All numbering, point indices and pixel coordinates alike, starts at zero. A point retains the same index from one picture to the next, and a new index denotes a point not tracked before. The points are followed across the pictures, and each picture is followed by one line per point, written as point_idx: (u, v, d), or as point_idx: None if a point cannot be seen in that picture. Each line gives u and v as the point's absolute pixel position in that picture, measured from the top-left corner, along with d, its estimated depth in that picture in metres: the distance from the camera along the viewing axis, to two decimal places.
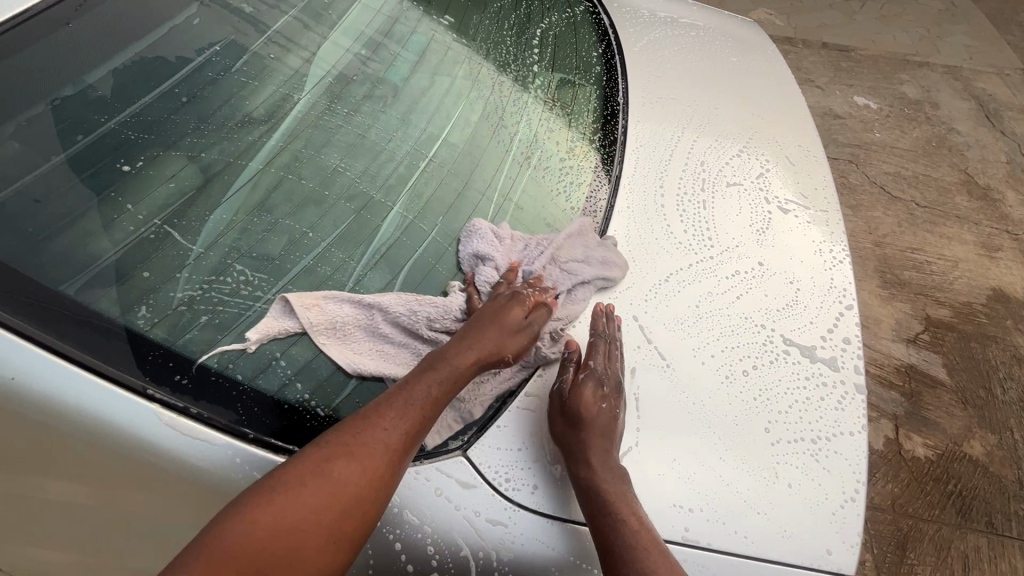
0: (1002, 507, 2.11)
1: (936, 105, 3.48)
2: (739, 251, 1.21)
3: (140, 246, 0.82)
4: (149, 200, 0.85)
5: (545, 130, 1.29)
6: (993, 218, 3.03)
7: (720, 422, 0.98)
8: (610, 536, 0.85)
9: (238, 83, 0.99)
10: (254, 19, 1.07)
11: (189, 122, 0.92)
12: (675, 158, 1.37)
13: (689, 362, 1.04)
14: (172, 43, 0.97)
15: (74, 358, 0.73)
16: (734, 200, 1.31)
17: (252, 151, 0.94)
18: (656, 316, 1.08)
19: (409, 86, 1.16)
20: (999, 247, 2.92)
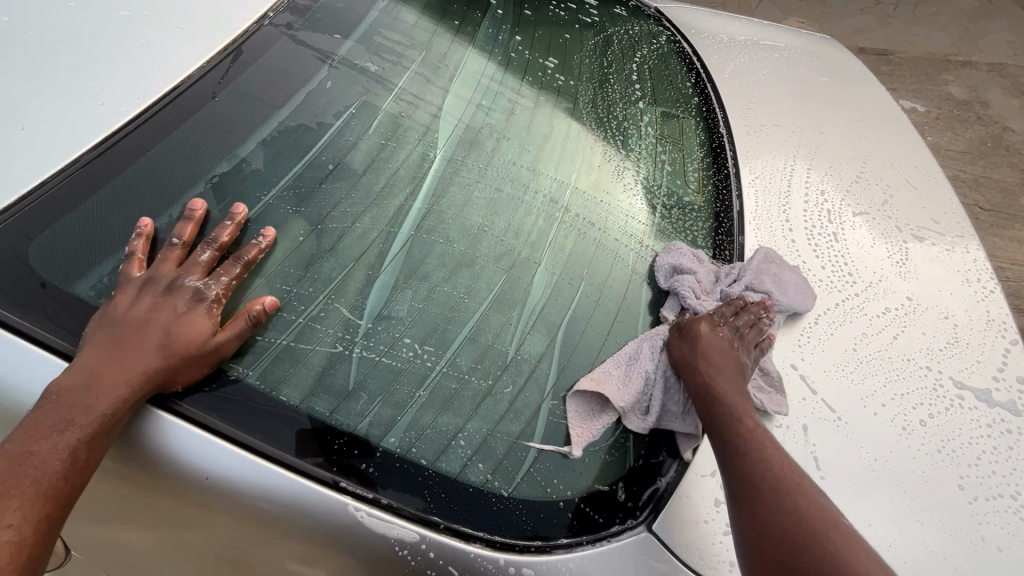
0: None
1: (988, 104, 3.35)
2: (884, 286, 1.15)
3: (312, 324, 0.79)
4: (313, 276, 0.82)
5: (662, 168, 1.25)
6: None
7: (908, 480, 0.91)
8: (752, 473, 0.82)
9: (377, 145, 0.97)
10: (380, 78, 1.06)
11: (337, 189, 0.90)
12: (795, 189, 1.31)
13: (861, 414, 0.97)
14: (311, 109, 0.96)
15: (258, 449, 0.72)
16: (865, 231, 1.25)
17: (401, 215, 0.91)
18: (814, 364, 1.02)
19: (532, 135, 1.13)
20: None
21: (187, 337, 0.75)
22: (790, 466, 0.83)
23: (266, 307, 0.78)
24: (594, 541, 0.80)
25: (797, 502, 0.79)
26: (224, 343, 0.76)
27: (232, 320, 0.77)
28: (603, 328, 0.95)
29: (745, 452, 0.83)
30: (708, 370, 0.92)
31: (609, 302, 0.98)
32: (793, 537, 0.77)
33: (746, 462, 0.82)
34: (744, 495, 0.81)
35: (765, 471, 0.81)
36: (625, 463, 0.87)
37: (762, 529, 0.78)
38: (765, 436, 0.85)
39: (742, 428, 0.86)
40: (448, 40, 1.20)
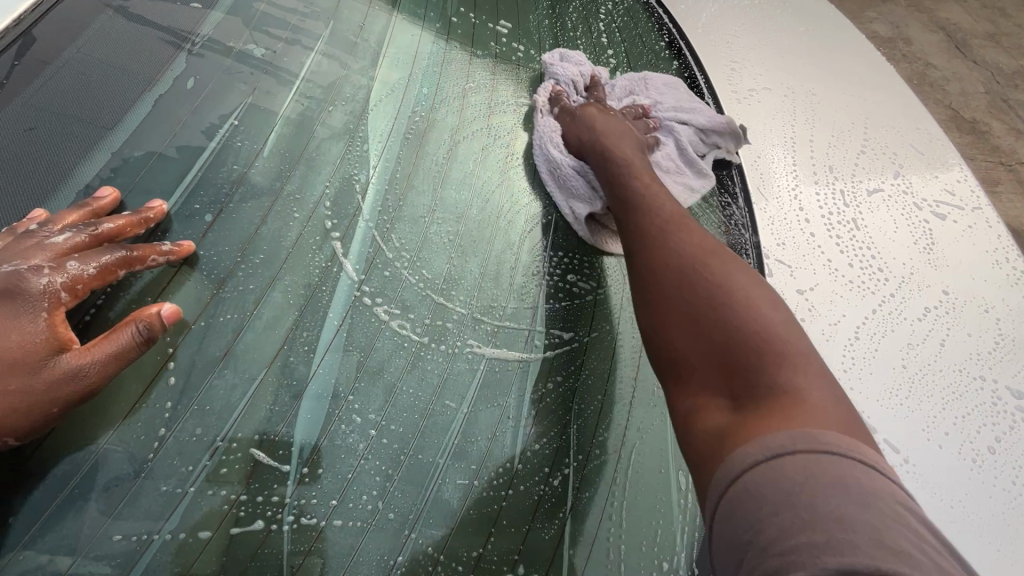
0: None
1: (909, 41, 3.26)
2: (917, 281, 0.99)
3: (212, 487, 0.52)
4: (201, 405, 0.54)
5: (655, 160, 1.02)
6: (987, 150, 2.96)
7: (987, 526, 0.78)
8: (742, 370, 0.62)
9: (279, 172, 0.66)
10: (273, 67, 0.73)
11: (226, 257, 0.61)
12: (801, 169, 1.11)
13: (925, 450, 0.82)
14: (169, 133, 0.64)
15: None
16: (884, 212, 1.08)
17: (331, 280, 0.63)
18: (865, 392, 0.85)
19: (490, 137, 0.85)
20: (998, 181, 2.88)
21: (31, 357, 0.52)
22: (768, 304, 0.66)
23: (162, 315, 0.56)
24: None
25: (772, 319, 0.64)
26: (92, 369, 0.52)
27: (106, 335, 0.54)
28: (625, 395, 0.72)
29: (685, 275, 0.72)
30: (725, 309, 0.66)
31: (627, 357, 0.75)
32: (760, 342, 0.62)
33: (671, 286, 0.72)
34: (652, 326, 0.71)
35: (785, 330, 0.64)
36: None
37: (680, 319, 0.69)
38: (741, 283, 0.70)
39: (653, 210, 0.83)
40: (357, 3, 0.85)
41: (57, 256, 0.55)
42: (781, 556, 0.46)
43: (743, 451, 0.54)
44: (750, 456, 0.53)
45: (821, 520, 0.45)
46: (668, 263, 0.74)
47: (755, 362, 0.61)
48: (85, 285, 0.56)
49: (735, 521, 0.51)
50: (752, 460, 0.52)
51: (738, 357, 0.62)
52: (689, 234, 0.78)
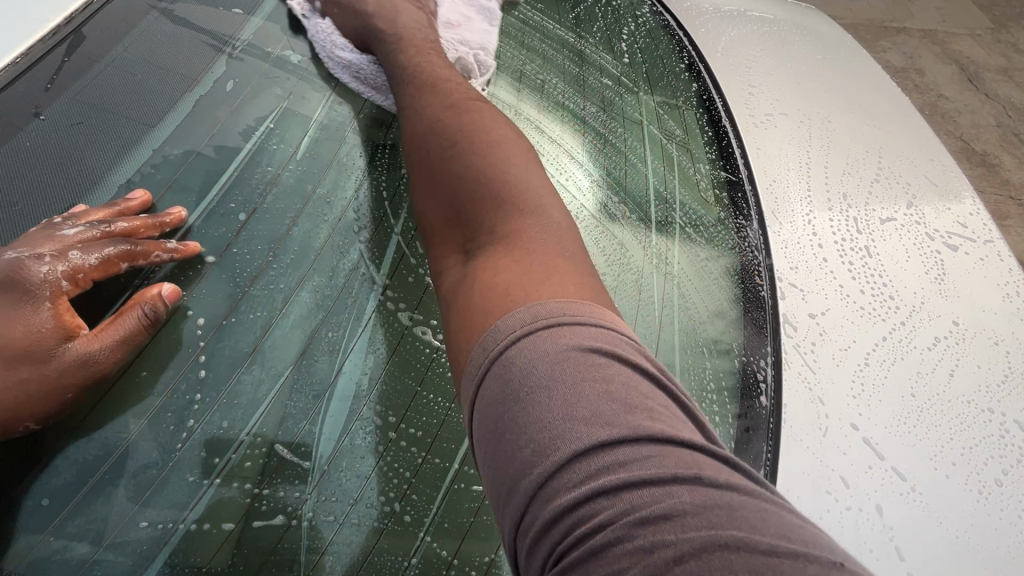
0: None
1: (921, 72, 3.29)
2: (928, 310, 1.00)
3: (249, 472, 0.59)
4: (239, 394, 0.62)
5: (674, 175, 1.02)
6: (996, 184, 2.97)
7: (993, 557, 0.79)
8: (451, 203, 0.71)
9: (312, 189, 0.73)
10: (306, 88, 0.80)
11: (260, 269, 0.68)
12: (815, 195, 1.13)
13: (932, 479, 0.82)
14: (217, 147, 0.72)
15: None
16: (896, 241, 1.09)
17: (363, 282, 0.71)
18: (873, 419, 0.86)
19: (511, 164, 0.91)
20: (1006, 214, 2.89)
21: (44, 346, 0.61)
22: (573, 240, 0.68)
23: (162, 297, 0.63)
24: None
25: (523, 190, 0.70)
26: (102, 354, 0.61)
27: (112, 321, 0.63)
28: None
29: (490, 153, 0.73)
30: (477, 190, 0.71)
31: None
32: (503, 200, 0.69)
33: (478, 184, 0.71)
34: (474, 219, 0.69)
35: (535, 185, 0.71)
36: None
37: (487, 205, 0.69)
38: (529, 163, 0.75)
39: (463, 133, 0.76)
40: None
41: (60, 255, 0.63)
42: (555, 489, 0.47)
43: (498, 335, 0.56)
44: (492, 346, 0.56)
45: (594, 424, 0.49)
46: (471, 134, 0.76)
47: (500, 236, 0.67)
48: (86, 276, 0.65)
49: (509, 466, 0.51)
50: (497, 351, 0.55)
51: (520, 206, 0.68)
52: (502, 127, 0.79)
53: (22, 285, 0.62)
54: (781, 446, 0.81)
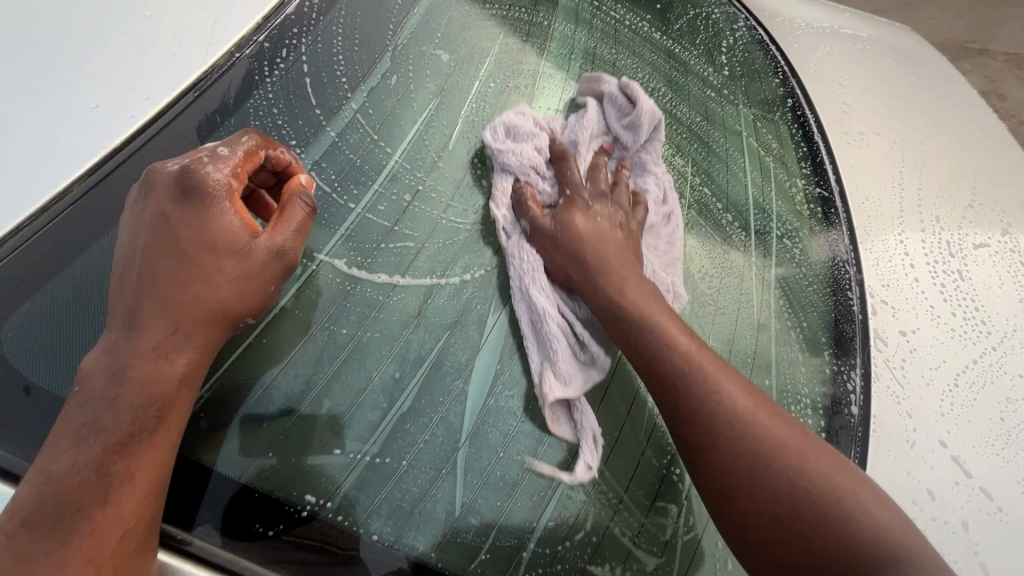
0: None
1: (1004, 97, 3.16)
2: (1020, 337, 1.01)
3: (404, 425, 0.65)
4: (394, 350, 0.68)
5: (769, 188, 1.05)
6: None
7: None
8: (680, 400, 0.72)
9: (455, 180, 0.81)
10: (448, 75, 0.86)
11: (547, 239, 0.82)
12: (908, 216, 1.14)
13: (1018, 500, 0.84)
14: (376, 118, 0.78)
15: None
16: (991, 267, 1.10)
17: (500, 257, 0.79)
18: (963, 438, 0.88)
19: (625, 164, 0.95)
20: None
21: (234, 242, 0.66)
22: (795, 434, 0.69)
23: (303, 184, 0.69)
24: None
25: (736, 406, 0.71)
26: (283, 240, 0.66)
27: (279, 213, 0.67)
28: None
29: (715, 420, 0.70)
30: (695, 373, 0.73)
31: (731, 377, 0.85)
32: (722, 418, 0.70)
33: (725, 469, 0.68)
34: (711, 476, 0.69)
35: (762, 415, 0.71)
36: None
37: (739, 490, 0.67)
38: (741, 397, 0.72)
39: (654, 330, 0.75)
40: (521, 27, 0.97)
41: (232, 167, 0.66)
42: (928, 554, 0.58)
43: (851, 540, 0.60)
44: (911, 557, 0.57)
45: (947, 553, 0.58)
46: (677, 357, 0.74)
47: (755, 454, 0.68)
48: (242, 172, 0.67)
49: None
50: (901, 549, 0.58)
51: (793, 492, 0.64)
52: (683, 346, 0.75)
53: (191, 193, 0.64)
54: (871, 453, 0.83)
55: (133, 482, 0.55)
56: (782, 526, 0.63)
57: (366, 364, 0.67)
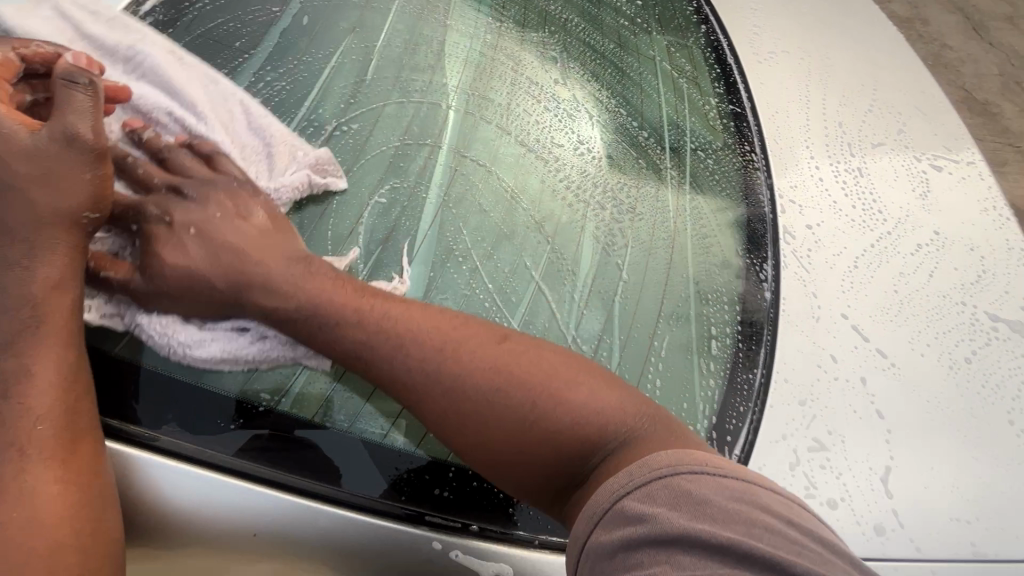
0: None
1: (926, 22, 3.26)
2: (912, 222, 1.12)
3: None
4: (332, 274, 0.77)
5: (682, 107, 1.13)
6: (996, 132, 2.94)
7: (961, 417, 0.91)
8: (481, 388, 0.70)
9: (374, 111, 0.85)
10: (360, 20, 0.91)
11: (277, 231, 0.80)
12: (813, 124, 1.23)
13: (908, 356, 0.96)
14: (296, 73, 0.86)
15: (304, 488, 0.68)
16: (888, 163, 1.21)
17: (425, 174, 0.82)
18: (860, 310, 0.99)
19: (539, 88, 0.96)
20: (1004, 162, 2.86)
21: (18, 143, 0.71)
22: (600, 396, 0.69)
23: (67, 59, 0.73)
24: None
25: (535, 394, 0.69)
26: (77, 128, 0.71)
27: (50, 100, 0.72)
28: (658, 290, 0.87)
29: (488, 409, 0.69)
30: (522, 361, 0.71)
31: (655, 275, 0.88)
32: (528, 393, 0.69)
33: (479, 425, 0.69)
34: (463, 429, 0.69)
35: (508, 363, 0.70)
36: (697, 421, 0.82)
37: (512, 445, 0.68)
38: (489, 352, 0.71)
39: (407, 326, 0.73)
40: None
41: None
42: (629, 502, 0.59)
43: (603, 491, 0.61)
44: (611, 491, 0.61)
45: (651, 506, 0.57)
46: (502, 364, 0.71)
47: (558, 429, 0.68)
48: None
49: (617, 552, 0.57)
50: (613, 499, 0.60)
51: (561, 439, 0.67)
52: (427, 317, 0.74)
53: None
54: (780, 325, 0.93)
55: (37, 375, 0.66)
56: (568, 486, 0.67)
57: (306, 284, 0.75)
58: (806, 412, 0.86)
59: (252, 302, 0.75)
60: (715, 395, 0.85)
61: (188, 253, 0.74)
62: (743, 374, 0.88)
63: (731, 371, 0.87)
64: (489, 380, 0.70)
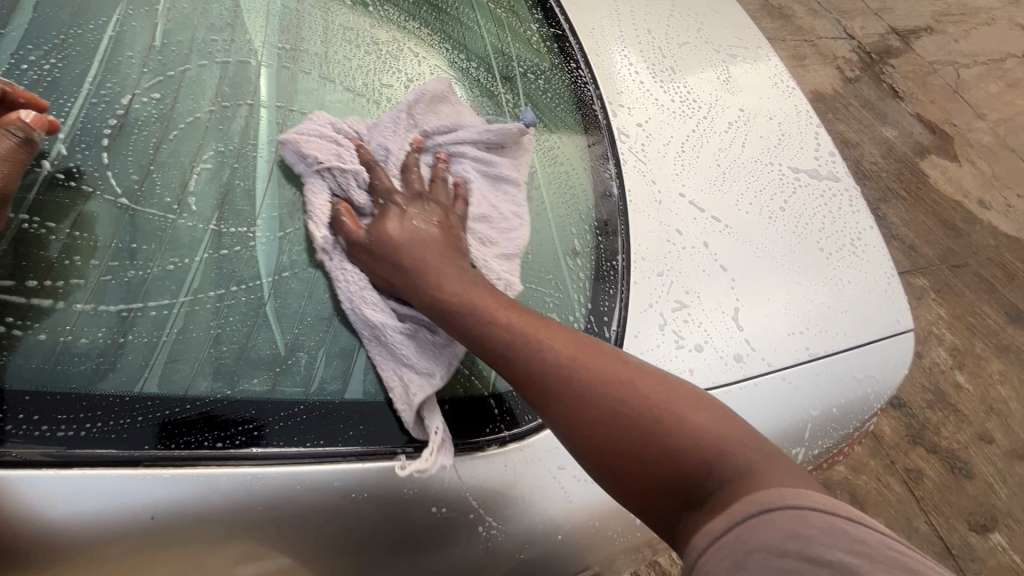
0: (945, 279, 2.63)
1: None
2: (720, 104, 1.28)
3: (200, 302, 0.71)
4: (168, 244, 0.72)
5: (505, 35, 1.17)
6: (792, 31, 3.24)
7: (784, 254, 1.09)
8: (580, 403, 0.69)
9: (176, 81, 0.79)
10: None
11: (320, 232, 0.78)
12: (625, 35, 1.34)
13: (737, 215, 1.11)
14: (68, 54, 0.76)
15: (192, 460, 0.64)
16: (693, 59, 1.35)
17: (251, 137, 0.80)
18: (692, 186, 1.12)
19: (357, 34, 0.94)
20: (805, 55, 3.17)
21: None
22: (681, 398, 0.67)
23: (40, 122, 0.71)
24: None
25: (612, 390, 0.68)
26: None
27: None
28: (513, 206, 0.93)
29: (584, 397, 0.69)
30: (609, 374, 0.70)
31: (507, 192, 0.94)
32: (627, 418, 0.66)
33: (604, 431, 0.67)
34: (572, 386, 0.70)
35: (718, 426, 0.65)
36: (574, 310, 0.91)
37: (621, 465, 0.66)
38: (712, 421, 0.65)
39: (535, 343, 0.73)
40: None
41: None
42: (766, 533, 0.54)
43: (710, 525, 0.57)
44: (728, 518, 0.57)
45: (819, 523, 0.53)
46: (592, 377, 0.70)
47: (632, 434, 0.66)
48: None
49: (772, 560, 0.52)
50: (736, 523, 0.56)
51: (678, 465, 0.63)
52: (552, 332, 0.74)
53: None
54: (630, 213, 1.04)
55: None
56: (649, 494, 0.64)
57: (142, 267, 0.70)
58: (664, 280, 0.98)
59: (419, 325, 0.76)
60: (585, 283, 0.93)
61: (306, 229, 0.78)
62: (607, 260, 0.97)
63: (596, 261, 0.96)
64: (576, 364, 0.71)
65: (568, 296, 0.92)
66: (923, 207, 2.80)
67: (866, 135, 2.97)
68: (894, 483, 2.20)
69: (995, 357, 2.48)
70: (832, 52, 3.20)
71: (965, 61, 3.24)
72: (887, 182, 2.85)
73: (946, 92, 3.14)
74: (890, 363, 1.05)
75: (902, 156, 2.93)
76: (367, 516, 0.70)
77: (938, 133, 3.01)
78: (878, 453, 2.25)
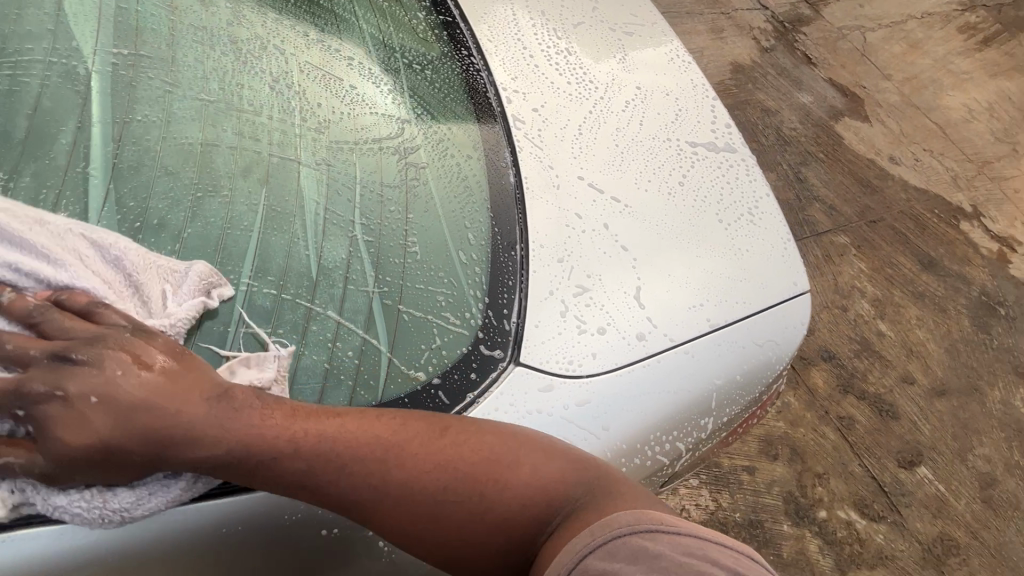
0: (864, 234, 2.77)
1: None
2: (617, 83, 1.28)
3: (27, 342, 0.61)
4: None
5: (387, 26, 1.12)
6: (709, 5, 3.30)
7: (683, 229, 1.10)
8: (409, 497, 0.71)
9: None
10: None
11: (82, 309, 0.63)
12: (520, 16, 1.30)
13: (637, 194, 1.12)
14: None
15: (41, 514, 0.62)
16: (589, 39, 1.34)
17: (79, 149, 0.69)
18: (591, 168, 1.12)
19: (211, 32, 0.86)
20: (722, 27, 3.24)
21: None
22: (507, 455, 0.73)
23: None
24: (479, 396, 0.82)
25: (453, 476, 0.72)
26: None
27: None
28: (398, 203, 0.88)
29: (420, 498, 0.71)
30: (431, 462, 0.72)
31: (392, 188, 0.89)
32: (449, 510, 0.72)
33: (446, 514, 0.72)
34: (383, 486, 0.71)
35: (515, 465, 0.74)
36: (472, 305, 0.88)
37: (441, 531, 0.72)
38: (494, 449, 0.73)
39: (321, 436, 0.69)
40: None
41: None
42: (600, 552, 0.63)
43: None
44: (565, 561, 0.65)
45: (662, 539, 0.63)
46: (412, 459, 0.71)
47: (462, 518, 0.72)
48: None
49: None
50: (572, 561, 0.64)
51: (487, 518, 0.72)
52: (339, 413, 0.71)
53: None
54: (527, 200, 1.02)
55: None
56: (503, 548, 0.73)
57: None
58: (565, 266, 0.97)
59: (181, 460, 0.64)
60: (482, 279, 0.91)
61: (27, 367, 0.60)
62: (504, 251, 0.94)
63: (494, 253, 0.93)
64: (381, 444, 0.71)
65: (466, 292, 0.89)
66: (839, 168, 2.93)
67: (784, 102, 3.07)
68: (829, 432, 2.32)
69: (913, 304, 2.63)
70: (747, 23, 3.28)
71: (870, 24, 3.38)
72: (806, 146, 2.96)
73: (854, 55, 3.27)
74: (789, 325, 1.09)
75: (818, 120, 3.05)
76: (249, 542, 0.70)
77: (849, 95, 3.14)
78: (813, 405, 2.36)
